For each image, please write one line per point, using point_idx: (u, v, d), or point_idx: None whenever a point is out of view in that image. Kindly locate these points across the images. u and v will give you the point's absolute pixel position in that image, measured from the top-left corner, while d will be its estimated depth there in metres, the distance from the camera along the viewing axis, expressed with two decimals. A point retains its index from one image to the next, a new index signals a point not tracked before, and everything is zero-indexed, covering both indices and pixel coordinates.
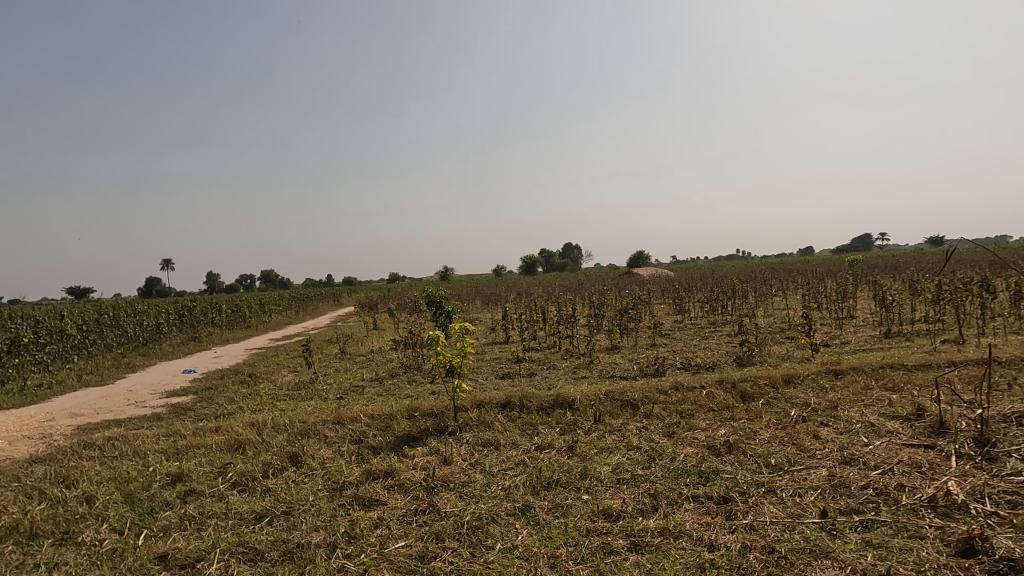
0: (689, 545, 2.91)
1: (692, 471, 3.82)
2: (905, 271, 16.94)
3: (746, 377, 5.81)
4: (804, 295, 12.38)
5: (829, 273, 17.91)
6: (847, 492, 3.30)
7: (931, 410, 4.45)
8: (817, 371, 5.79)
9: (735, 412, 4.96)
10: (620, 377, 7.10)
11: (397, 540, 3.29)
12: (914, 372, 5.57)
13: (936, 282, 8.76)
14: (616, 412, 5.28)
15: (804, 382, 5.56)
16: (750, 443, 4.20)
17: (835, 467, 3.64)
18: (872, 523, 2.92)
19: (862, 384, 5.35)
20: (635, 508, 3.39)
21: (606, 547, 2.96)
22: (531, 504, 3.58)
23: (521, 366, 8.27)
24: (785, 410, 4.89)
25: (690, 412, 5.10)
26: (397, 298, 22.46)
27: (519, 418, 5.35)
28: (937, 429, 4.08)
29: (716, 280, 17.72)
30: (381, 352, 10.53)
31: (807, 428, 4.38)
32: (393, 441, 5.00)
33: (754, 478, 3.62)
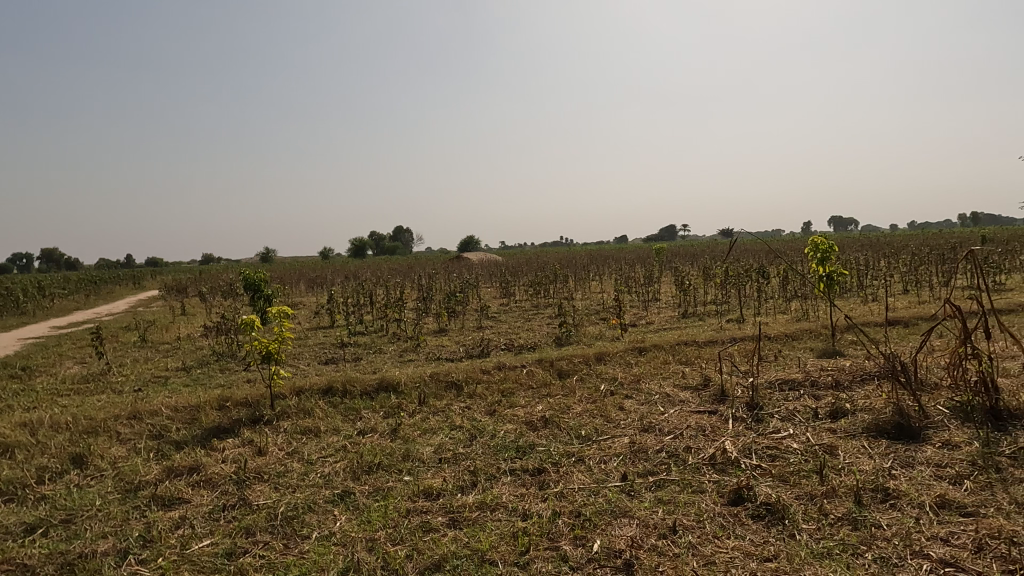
0: (504, 516, 3.04)
1: (510, 446, 3.98)
2: (701, 258, 19.06)
3: (562, 355, 6.18)
4: (616, 278, 13.36)
5: (637, 260, 19.52)
6: (644, 456, 3.66)
7: (714, 380, 5.07)
8: (625, 349, 6.31)
9: (552, 389, 5.25)
10: (447, 359, 7.18)
11: (202, 538, 3.06)
12: (703, 347, 6.29)
13: (724, 269, 9.95)
14: (441, 393, 5.35)
15: (613, 359, 6.03)
16: (564, 417, 4.47)
17: (635, 435, 4.00)
18: (663, 482, 3.26)
19: (661, 359, 5.94)
20: (455, 485, 3.47)
21: (425, 525, 3.00)
22: (351, 490, 3.52)
23: (345, 350, 8.03)
24: (596, 385, 5.27)
25: (510, 391, 5.31)
26: (208, 281, 20.66)
27: (342, 404, 5.21)
28: (719, 396, 4.66)
29: (540, 266, 18.55)
30: (190, 339, 9.65)
31: (613, 401, 4.77)
32: (200, 434, 4.62)
33: (566, 449, 3.87)
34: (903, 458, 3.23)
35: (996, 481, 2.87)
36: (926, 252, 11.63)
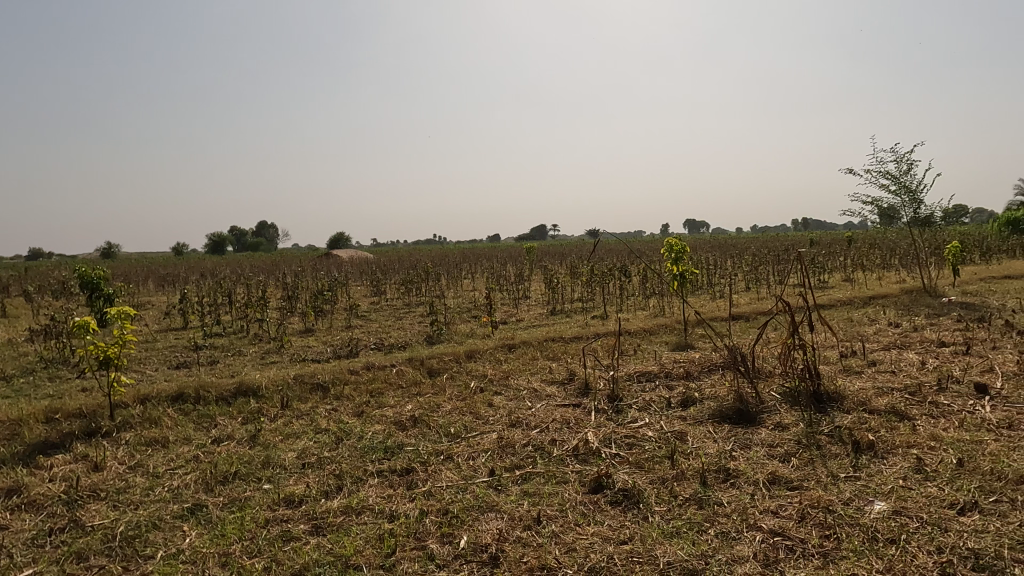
0: (370, 519, 2.97)
1: (378, 447, 3.91)
2: (569, 258, 19.79)
3: (433, 354, 6.15)
4: (488, 276, 13.53)
5: (509, 259, 19.89)
6: (511, 450, 3.73)
7: (579, 374, 5.29)
8: (495, 346, 6.40)
9: (422, 387, 5.22)
10: (313, 360, 6.90)
11: (22, 568, 2.71)
12: (569, 343, 6.54)
13: (589, 268, 10.39)
14: (305, 396, 5.14)
15: (483, 356, 6.10)
16: (433, 416, 4.46)
17: (503, 430, 4.08)
18: (530, 475, 3.35)
19: (530, 355, 6.09)
20: (319, 490, 3.34)
21: (285, 535, 2.87)
22: (204, 502, 3.28)
23: (199, 353, 7.47)
24: (466, 383, 5.30)
25: (380, 391, 5.21)
26: (35, 279, 18.35)
27: (194, 411, 4.84)
28: (583, 390, 4.87)
29: (412, 263, 18.36)
30: (11, 345, 8.52)
31: (483, 398, 4.83)
32: (22, 451, 4.09)
33: (435, 448, 3.86)
34: (742, 441, 3.55)
35: (817, 457, 3.23)
36: (765, 253, 12.84)
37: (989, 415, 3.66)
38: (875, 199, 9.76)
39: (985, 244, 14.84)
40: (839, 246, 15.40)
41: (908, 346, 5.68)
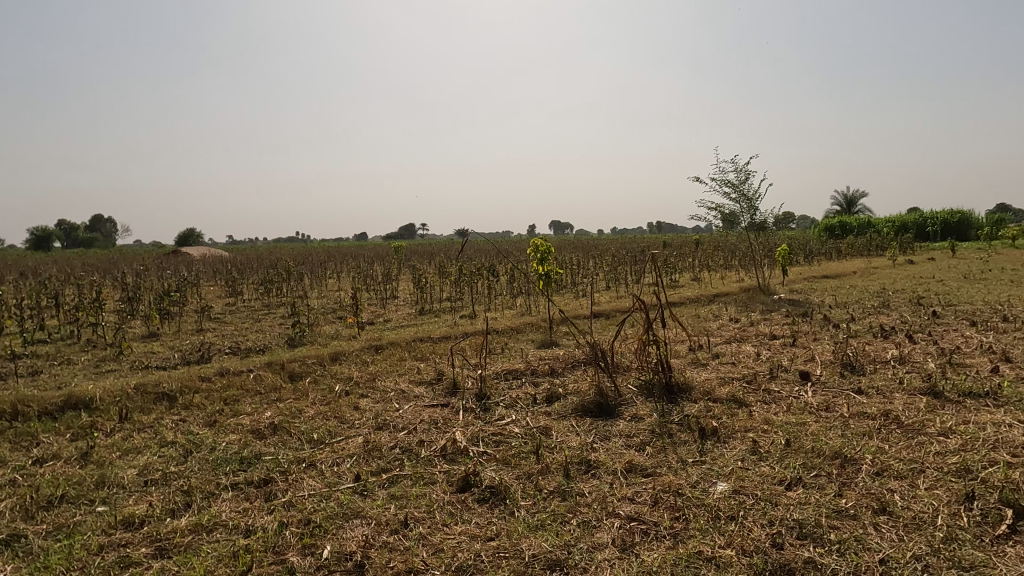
0: (223, 536, 2.78)
1: (233, 458, 3.66)
2: (438, 257, 19.74)
3: (294, 357, 5.87)
4: (354, 276, 13.16)
5: (375, 257, 19.45)
6: (378, 454, 3.65)
7: (447, 374, 5.28)
8: (361, 348, 6.23)
9: (282, 393, 4.96)
10: (158, 367, 6.33)
11: None
12: (437, 343, 6.51)
13: (458, 267, 10.42)
14: (149, 406, 4.70)
15: (349, 358, 5.92)
16: (295, 422, 4.25)
17: (369, 434, 3.98)
18: (396, 478, 3.30)
19: (397, 356, 5.99)
20: (164, 509, 3.07)
21: (124, 561, 2.60)
22: (22, 532, 2.89)
23: (17, 363, 6.58)
24: (330, 386, 5.12)
25: (235, 398, 4.88)
26: None
27: (11, 430, 4.25)
28: (451, 389, 4.87)
29: (272, 262, 17.42)
30: None
31: (348, 401, 4.68)
32: None
33: (296, 456, 3.68)
34: (602, 432, 3.73)
35: (668, 444, 3.47)
36: (624, 254, 13.59)
37: (810, 399, 4.12)
38: (718, 205, 10.66)
39: (808, 247, 16.72)
40: (688, 247, 16.66)
41: (745, 339, 6.27)
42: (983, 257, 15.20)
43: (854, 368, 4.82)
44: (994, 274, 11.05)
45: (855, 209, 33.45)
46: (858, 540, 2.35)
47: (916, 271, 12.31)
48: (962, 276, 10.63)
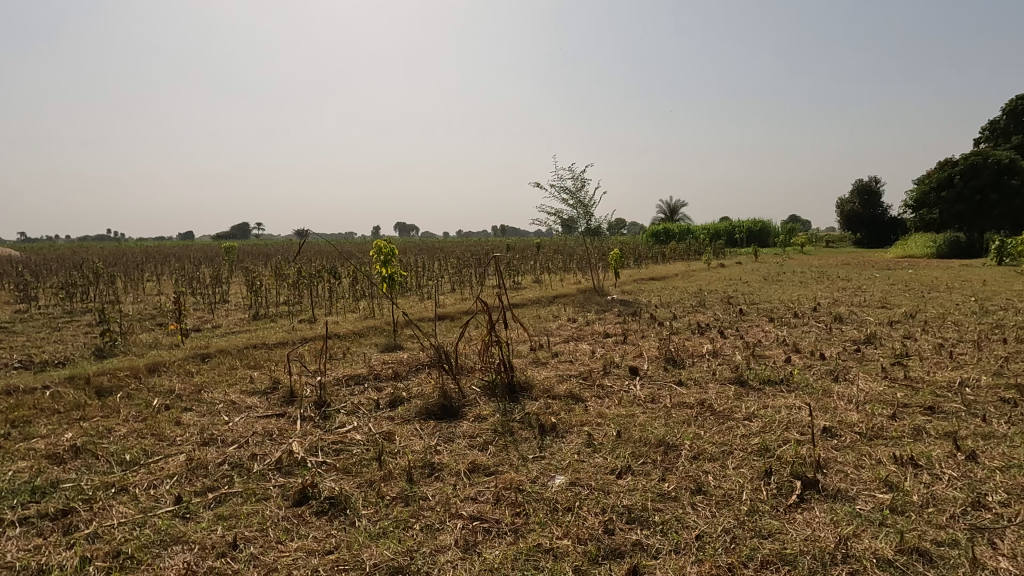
0: None
1: (22, 489, 3.17)
2: (274, 258, 18.67)
3: (102, 370, 5.22)
4: (177, 280, 12.03)
5: (203, 259, 17.92)
6: (204, 472, 3.36)
7: (283, 382, 4.99)
8: (184, 357, 5.70)
9: (87, 411, 4.39)
10: None
11: None
12: (272, 350, 6.14)
13: (296, 269, 9.92)
14: None
15: (170, 369, 5.39)
16: (102, 443, 3.78)
17: (193, 450, 3.64)
18: (225, 497, 3.05)
19: (227, 365, 5.56)
20: None
21: None
22: None
23: None
24: (147, 400, 4.62)
25: (25, 419, 4.23)
26: None
27: None
28: (288, 398, 4.62)
29: (75, 264, 15.39)
30: None
31: (169, 416, 4.26)
32: None
33: (103, 480, 3.27)
34: (446, 434, 3.74)
35: (510, 442, 3.56)
36: (468, 256, 13.77)
37: (639, 392, 4.45)
38: (557, 211, 11.17)
39: (637, 252, 18.05)
40: (530, 250, 17.26)
41: (582, 338, 6.62)
42: (778, 261, 17.39)
43: (675, 362, 5.28)
44: (788, 276, 12.69)
45: (676, 216, 36.72)
46: (678, 520, 2.57)
47: (726, 273, 13.78)
48: (763, 279, 12.08)
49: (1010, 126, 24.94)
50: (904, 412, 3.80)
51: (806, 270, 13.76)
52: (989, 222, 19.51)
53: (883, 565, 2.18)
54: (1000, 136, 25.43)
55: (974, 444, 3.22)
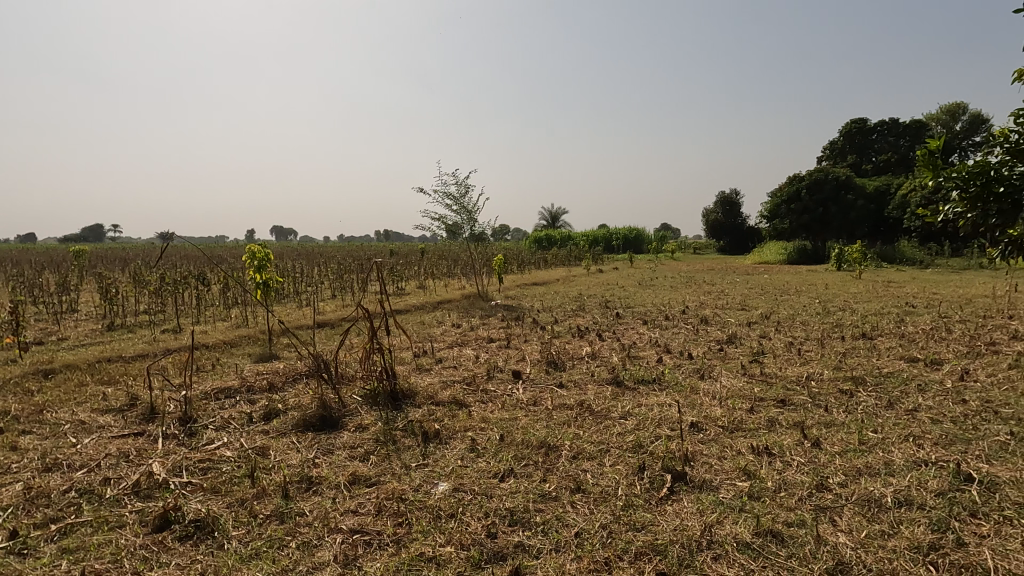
0: None
1: None
2: (133, 264, 17.16)
3: None
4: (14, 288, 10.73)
5: (46, 265, 16.12)
6: (46, 501, 3.01)
7: (143, 398, 4.59)
8: (23, 375, 5.09)
9: None
10: None
11: None
12: (130, 363, 5.63)
13: (159, 276, 9.18)
14: None
15: (4, 389, 4.79)
16: None
17: (34, 478, 3.26)
18: (71, 528, 2.75)
19: (75, 381, 5.03)
20: None
21: None
22: None
23: None
24: None
25: None
26: None
27: None
28: (148, 415, 4.25)
29: None
30: None
31: (3, 441, 3.78)
32: None
33: None
34: (325, 446, 3.60)
35: (392, 451, 3.49)
36: (350, 262, 13.39)
37: (521, 396, 4.53)
38: (441, 216, 11.15)
39: (520, 257, 18.38)
40: (413, 255, 17.06)
41: (466, 343, 6.64)
42: (652, 267, 18.40)
43: (556, 365, 5.44)
44: (661, 280, 13.46)
45: (557, 223, 37.84)
46: (559, 519, 2.64)
47: (605, 278, 14.39)
48: (638, 283, 12.73)
49: (846, 147, 28.00)
50: (760, 405, 4.15)
51: (677, 276, 14.65)
52: (830, 232, 21.77)
53: (742, 548, 2.36)
54: (838, 155, 28.48)
55: (818, 432, 3.57)
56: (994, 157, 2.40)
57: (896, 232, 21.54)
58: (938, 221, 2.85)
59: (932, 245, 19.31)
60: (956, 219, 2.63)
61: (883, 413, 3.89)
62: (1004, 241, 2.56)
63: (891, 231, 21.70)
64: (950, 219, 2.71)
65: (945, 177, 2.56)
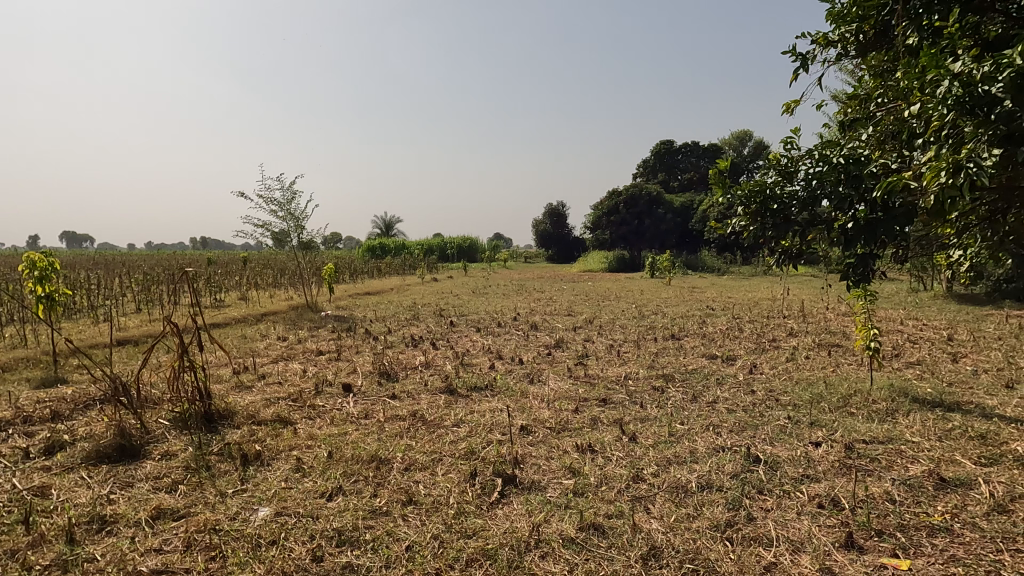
0: None
1: None
2: None
3: None
4: None
5: None
6: None
7: None
8: None
9: None
10: None
11: None
12: None
13: None
14: None
15: None
16: None
17: None
18: None
19: None
20: None
21: None
22: None
23: None
24: None
25: None
26: None
27: None
28: None
29: None
30: None
31: None
32: None
33: None
34: (123, 479, 3.20)
35: (205, 478, 3.19)
36: (158, 272, 12.11)
37: (352, 409, 4.37)
38: (265, 223, 10.48)
39: (352, 265, 17.83)
40: (233, 265, 15.83)
41: (292, 357, 6.27)
42: (485, 275, 18.80)
43: (389, 376, 5.33)
44: (494, 288, 13.82)
45: (391, 232, 37.34)
46: (390, 534, 2.57)
47: (438, 287, 14.41)
48: (471, 292, 12.95)
49: (656, 166, 30.75)
50: (584, 405, 4.39)
51: (509, 284, 15.13)
52: (644, 243, 23.80)
53: (567, 543, 2.46)
54: (649, 173, 31.18)
55: (634, 427, 3.86)
56: (770, 178, 2.76)
57: (698, 243, 24.08)
58: (727, 232, 3.23)
59: (727, 254, 21.84)
60: (741, 231, 2.99)
61: (689, 406, 4.30)
62: (778, 250, 2.96)
63: (694, 241, 24.20)
64: (736, 231, 3.07)
65: (732, 194, 2.89)
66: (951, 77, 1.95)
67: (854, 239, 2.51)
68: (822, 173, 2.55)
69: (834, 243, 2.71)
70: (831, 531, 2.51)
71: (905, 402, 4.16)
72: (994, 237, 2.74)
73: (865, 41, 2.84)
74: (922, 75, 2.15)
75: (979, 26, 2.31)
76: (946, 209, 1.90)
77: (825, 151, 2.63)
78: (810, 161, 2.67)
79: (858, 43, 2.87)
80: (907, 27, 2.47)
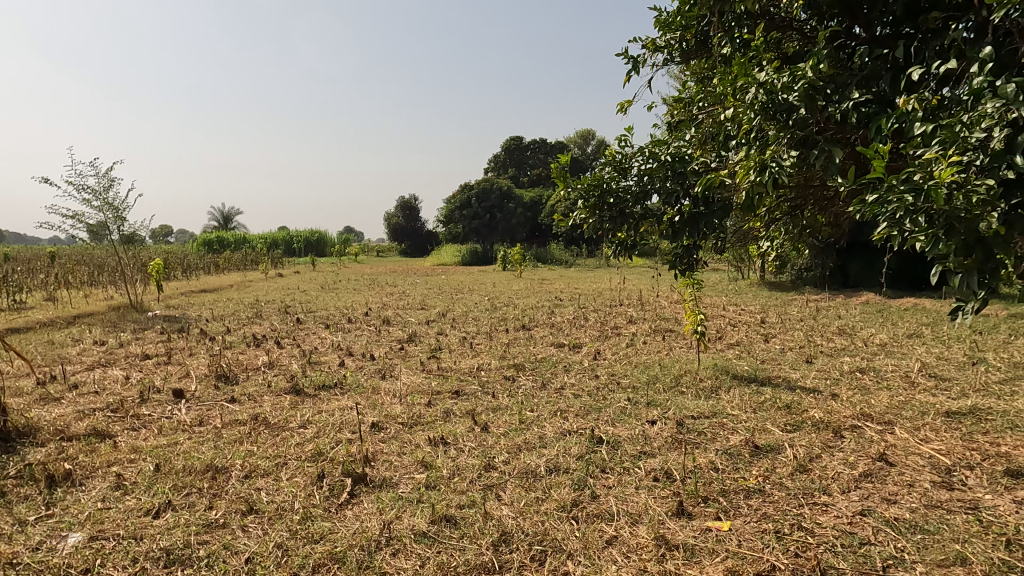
0: None
1: None
2: None
3: None
4: None
5: None
6: None
7: None
8: None
9: None
10: None
11: None
12: None
13: None
14: None
15: None
16: None
17: None
18: None
19: None
20: None
21: None
22: None
23: None
24: None
25: None
26: None
27: None
28: None
29: None
30: None
31: None
32: None
33: None
34: None
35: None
36: None
37: (184, 417, 4.01)
38: (76, 214, 9.26)
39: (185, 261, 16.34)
40: (37, 262, 13.88)
41: (112, 363, 5.62)
42: (335, 270, 18.09)
43: (227, 379, 4.95)
44: (346, 283, 13.40)
45: (229, 224, 34.69)
46: (226, 548, 2.39)
47: (283, 283, 13.66)
48: (321, 287, 12.45)
49: (506, 161, 31.39)
50: (437, 399, 4.37)
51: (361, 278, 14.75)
52: (496, 237, 24.28)
53: (418, 538, 2.44)
54: (500, 168, 31.77)
55: (486, 417, 3.91)
56: (606, 173, 2.90)
57: (547, 238, 25.38)
58: (568, 223, 3.34)
59: (573, 247, 22.90)
60: (582, 223, 3.11)
61: (539, 394, 4.44)
62: (614, 242, 3.14)
63: (543, 235, 25.37)
64: (578, 224, 3.19)
65: (572, 188, 2.99)
66: (758, 84, 2.17)
67: (680, 231, 2.75)
68: (652, 169, 2.72)
69: (663, 235, 2.94)
70: (664, 501, 2.71)
71: (726, 379, 4.61)
72: (793, 230, 3.12)
73: (687, 48, 3.09)
74: (734, 82, 2.37)
75: (780, 43, 2.61)
76: (754, 204, 2.12)
77: (654, 148, 2.81)
78: (640, 157, 2.84)
79: (681, 50, 3.11)
80: (722, 37, 2.71)
